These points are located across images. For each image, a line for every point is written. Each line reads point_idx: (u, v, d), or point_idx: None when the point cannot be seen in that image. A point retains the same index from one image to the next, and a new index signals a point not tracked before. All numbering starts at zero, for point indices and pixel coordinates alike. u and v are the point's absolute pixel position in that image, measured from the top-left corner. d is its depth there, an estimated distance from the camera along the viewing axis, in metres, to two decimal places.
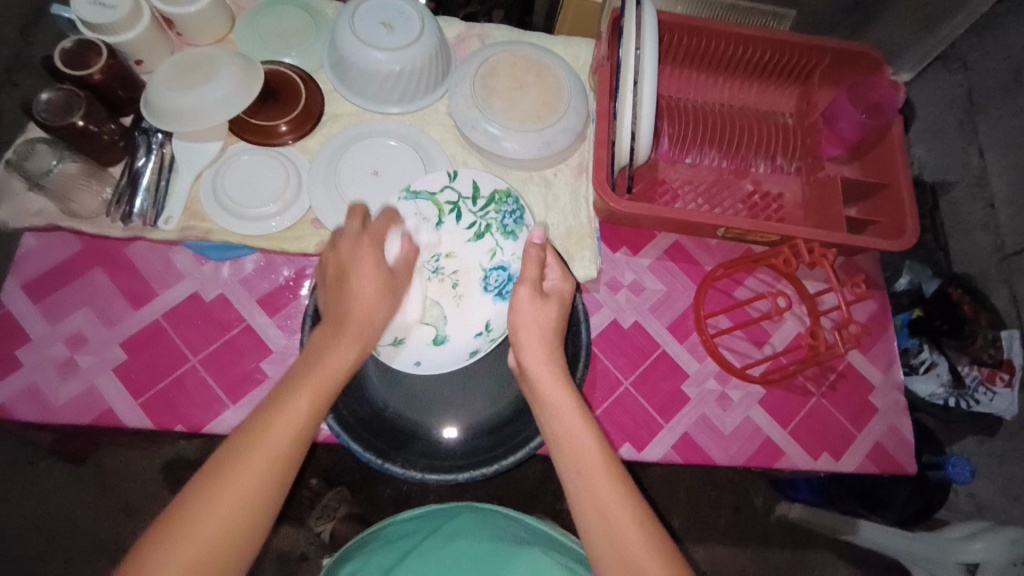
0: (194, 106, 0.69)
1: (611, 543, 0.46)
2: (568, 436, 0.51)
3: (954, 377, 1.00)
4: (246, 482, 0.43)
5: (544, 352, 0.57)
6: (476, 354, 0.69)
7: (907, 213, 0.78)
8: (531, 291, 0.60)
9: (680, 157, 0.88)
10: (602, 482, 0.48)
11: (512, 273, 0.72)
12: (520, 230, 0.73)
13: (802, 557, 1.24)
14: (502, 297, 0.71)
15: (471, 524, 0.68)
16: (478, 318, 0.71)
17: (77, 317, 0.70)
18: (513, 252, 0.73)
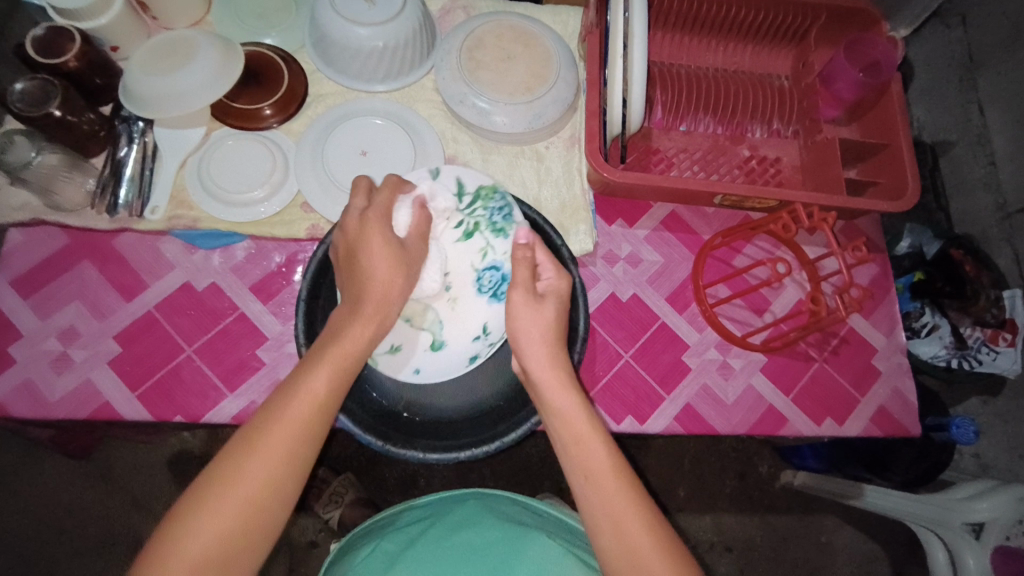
0: (173, 91, 0.67)
1: (619, 534, 0.46)
2: (580, 458, 0.50)
3: (957, 338, 1.00)
4: (272, 445, 0.44)
5: (552, 368, 0.54)
6: (476, 360, 0.67)
7: (908, 174, 0.77)
8: (524, 293, 0.57)
9: (674, 125, 0.86)
10: (611, 483, 0.48)
11: (505, 273, 0.67)
12: (509, 227, 0.67)
13: (807, 522, 1.25)
14: (497, 298, 0.67)
15: (478, 512, 0.67)
16: (473, 322, 0.67)
17: (69, 311, 0.69)
18: (505, 250, 0.67)
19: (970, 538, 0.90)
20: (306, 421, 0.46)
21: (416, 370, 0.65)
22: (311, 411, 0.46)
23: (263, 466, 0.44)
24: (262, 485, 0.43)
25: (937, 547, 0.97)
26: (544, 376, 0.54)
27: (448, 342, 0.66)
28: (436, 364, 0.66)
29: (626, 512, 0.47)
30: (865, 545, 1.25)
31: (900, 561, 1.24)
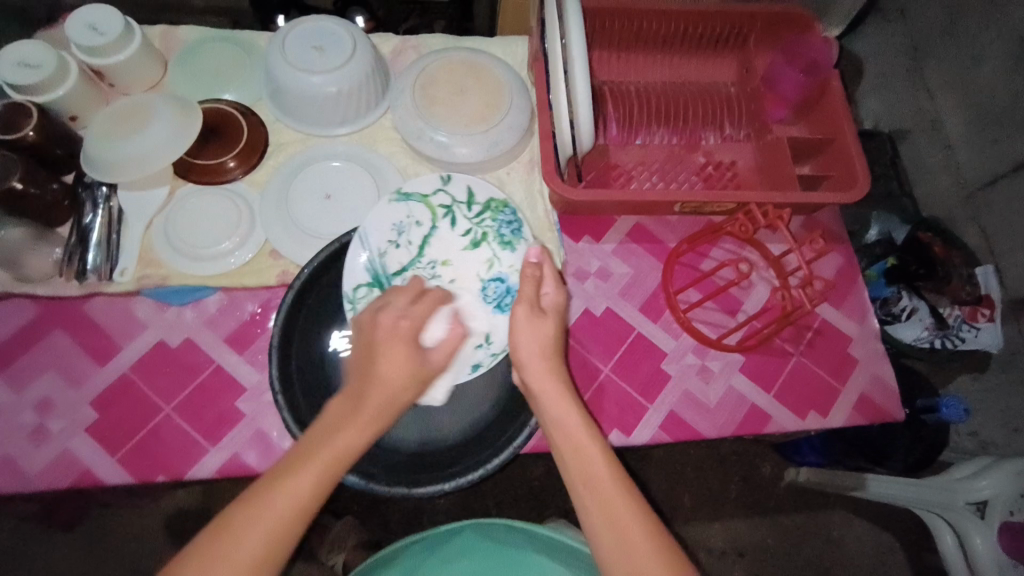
0: (133, 155, 0.69)
1: (614, 545, 0.46)
2: (581, 464, 0.50)
3: (937, 318, 1.02)
4: (246, 545, 0.42)
5: (555, 384, 0.56)
6: (478, 369, 0.67)
7: (856, 164, 0.79)
8: (528, 308, 0.59)
9: (630, 139, 0.88)
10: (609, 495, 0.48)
11: (511, 286, 0.71)
12: (517, 242, 0.73)
13: (815, 519, 1.24)
14: (502, 309, 0.70)
15: (470, 545, 0.65)
16: (477, 328, 0.69)
17: (42, 381, 0.69)
18: (511, 264, 0.72)
19: (976, 517, 0.90)
20: (282, 523, 0.44)
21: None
22: (287, 510, 0.44)
23: (231, 565, 0.42)
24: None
25: (944, 530, 0.96)
26: (545, 390, 0.55)
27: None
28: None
29: (619, 517, 0.47)
30: (878, 536, 1.24)
31: (914, 549, 1.23)
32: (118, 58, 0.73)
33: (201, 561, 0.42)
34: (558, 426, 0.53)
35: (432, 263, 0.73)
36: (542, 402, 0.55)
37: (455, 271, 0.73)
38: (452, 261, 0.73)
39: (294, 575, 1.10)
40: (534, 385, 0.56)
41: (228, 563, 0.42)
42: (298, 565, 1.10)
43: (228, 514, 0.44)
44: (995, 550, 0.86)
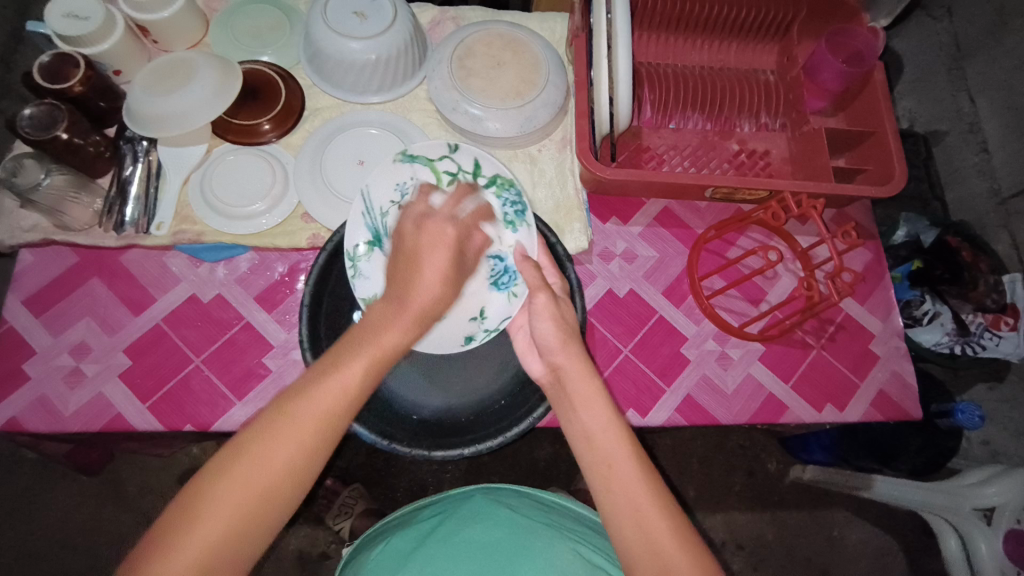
0: (174, 110, 0.70)
1: (631, 522, 0.47)
2: (602, 444, 0.50)
3: (958, 324, 1.00)
4: (289, 441, 0.42)
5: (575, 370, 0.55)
6: (471, 340, 0.69)
7: (894, 159, 0.78)
8: (548, 296, 0.58)
9: (663, 123, 0.88)
10: (629, 473, 0.48)
11: (509, 265, 0.69)
12: (519, 222, 0.69)
13: (818, 516, 1.25)
14: (500, 288, 0.69)
15: (483, 506, 0.65)
16: (472, 303, 0.69)
17: (79, 327, 0.71)
18: (511, 243, 0.68)
19: (982, 524, 0.89)
20: (327, 419, 0.43)
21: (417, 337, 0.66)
22: (334, 406, 0.43)
23: (278, 459, 0.41)
24: (271, 483, 0.41)
25: (950, 535, 0.95)
26: (570, 366, 0.55)
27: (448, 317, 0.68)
28: (436, 335, 0.67)
29: (643, 497, 0.47)
30: (879, 538, 1.24)
31: (913, 554, 1.23)
32: (161, 15, 0.74)
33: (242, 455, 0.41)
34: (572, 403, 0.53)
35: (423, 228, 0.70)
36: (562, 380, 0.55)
37: None
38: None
39: (301, 537, 1.12)
40: (563, 368, 0.55)
41: (279, 454, 0.41)
42: (307, 527, 1.13)
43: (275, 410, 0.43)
44: (999, 555, 0.85)
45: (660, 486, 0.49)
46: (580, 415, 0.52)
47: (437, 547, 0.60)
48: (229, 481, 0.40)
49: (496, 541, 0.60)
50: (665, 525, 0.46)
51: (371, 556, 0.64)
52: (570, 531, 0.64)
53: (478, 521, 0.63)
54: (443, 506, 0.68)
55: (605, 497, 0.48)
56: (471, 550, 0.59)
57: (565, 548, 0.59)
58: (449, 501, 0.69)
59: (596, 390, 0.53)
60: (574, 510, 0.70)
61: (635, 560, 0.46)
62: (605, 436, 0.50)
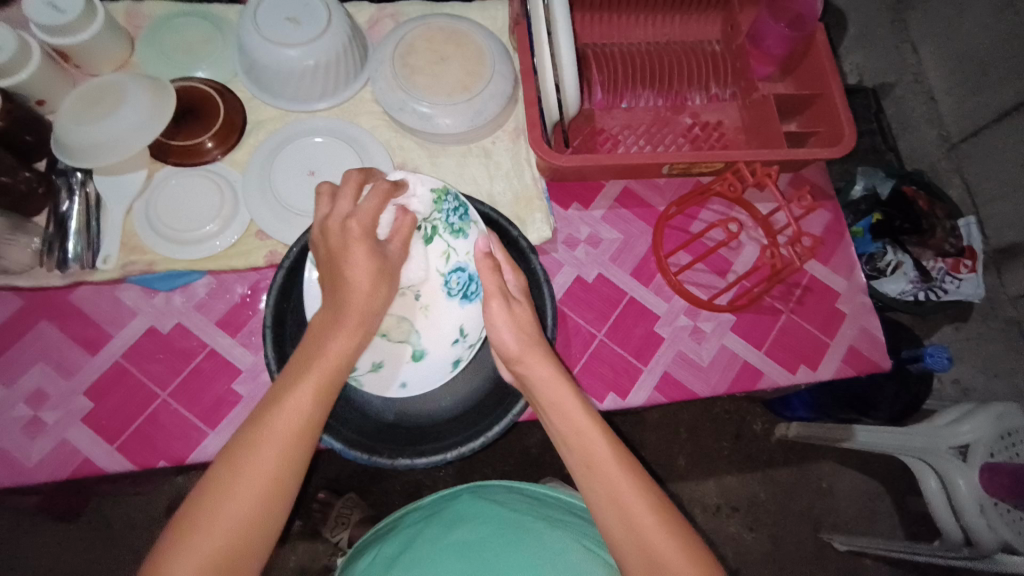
0: (106, 135, 0.66)
1: (615, 511, 0.47)
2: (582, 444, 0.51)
3: (922, 272, 1.02)
4: (256, 461, 0.44)
5: (546, 367, 0.55)
6: (460, 362, 0.67)
7: (842, 118, 0.79)
8: (501, 302, 0.57)
9: (616, 103, 0.87)
10: (612, 468, 0.49)
11: (472, 273, 0.68)
12: (468, 226, 0.67)
13: (805, 470, 1.28)
14: (470, 299, 0.69)
15: (470, 506, 0.64)
16: (449, 327, 0.69)
17: (34, 373, 0.68)
18: (466, 250, 0.68)
19: (958, 461, 0.91)
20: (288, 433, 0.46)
21: (402, 384, 0.66)
22: (294, 420, 0.46)
23: (250, 477, 0.44)
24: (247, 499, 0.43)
25: (928, 475, 0.97)
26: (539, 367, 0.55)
27: (429, 350, 0.68)
28: (420, 374, 0.67)
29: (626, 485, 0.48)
30: (864, 483, 1.28)
31: (898, 494, 1.28)
32: (82, 38, 0.70)
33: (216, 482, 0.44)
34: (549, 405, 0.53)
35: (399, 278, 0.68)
36: (538, 378, 0.55)
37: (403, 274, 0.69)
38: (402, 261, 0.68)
39: (300, 553, 1.11)
40: (533, 368, 0.55)
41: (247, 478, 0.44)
42: (304, 543, 1.11)
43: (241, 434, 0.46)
44: (977, 491, 0.87)
45: (641, 475, 0.49)
46: (556, 423, 0.53)
47: (426, 551, 0.59)
48: (206, 515, 0.43)
49: (485, 539, 0.59)
50: (651, 512, 0.47)
51: (362, 566, 0.63)
52: (559, 520, 0.63)
53: (467, 522, 0.62)
54: (430, 508, 0.67)
55: (590, 490, 0.49)
56: (461, 553, 0.58)
57: (556, 538, 0.59)
58: (435, 504, 0.68)
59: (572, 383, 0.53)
60: (562, 498, 0.69)
61: (621, 547, 0.47)
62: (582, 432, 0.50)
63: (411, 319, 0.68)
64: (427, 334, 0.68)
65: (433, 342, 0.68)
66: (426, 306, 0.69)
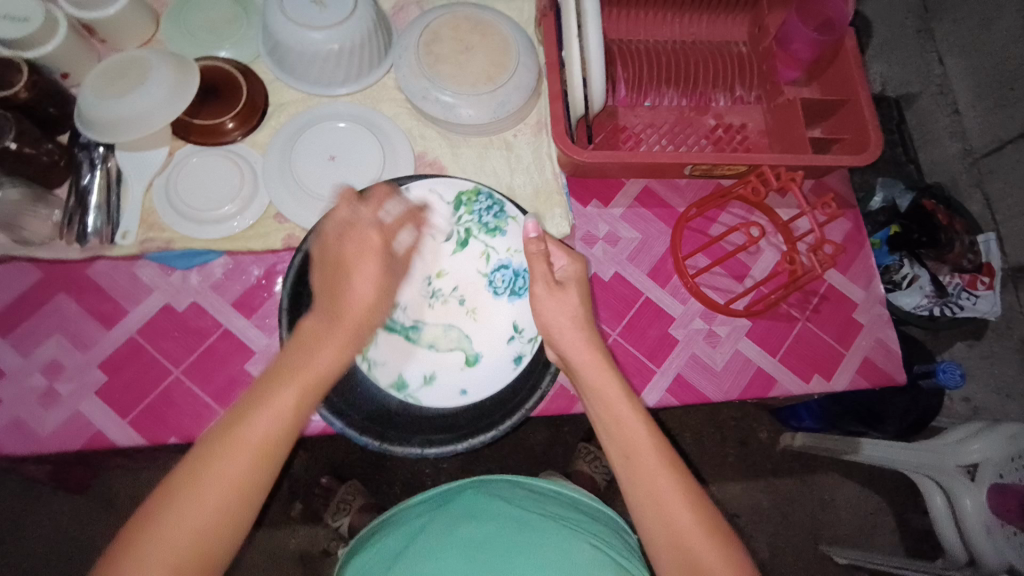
0: (128, 113, 0.66)
1: (651, 509, 0.49)
2: (623, 438, 0.51)
3: (937, 286, 1.00)
4: (219, 485, 0.42)
5: (595, 357, 0.55)
6: (522, 358, 0.69)
7: (869, 126, 0.77)
8: (545, 288, 0.58)
9: (639, 101, 0.86)
10: (653, 468, 0.50)
11: (517, 268, 0.72)
12: (504, 223, 0.72)
13: (810, 481, 1.27)
14: (518, 294, 0.72)
15: (476, 501, 0.61)
16: (503, 326, 0.71)
17: (49, 345, 0.68)
18: (506, 247, 0.73)
19: (966, 479, 0.89)
20: (261, 456, 0.44)
21: (462, 391, 0.68)
22: (269, 440, 0.45)
23: (209, 504, 0.42)
24: (202, 531, 0.41)
25: (935, 492, 0.96)
26: (578, 355, 0.55)
27: (483, 353, 0.70)
28: (477, 379, 0.69)
29: (662, 485, 0.49)
30: (868, 497, 1.27)
31: (901, 510, 1.26)
32: (108, 12, 0.70)
33: (166, 505, 0.41)
34: (595, 393, 0.54)
35: (428, 280, 0.72)
36: (577, 371, 0.55)
37: (453, 279, 0.73)
38: (447, 270, 0.73)
39: (300, 538, 1.12)
40: (574, 359, 0.56)
41: (224, 473, 0.43)
42: (305, 527, 1.12)
43: (200, 449, 0.43)
44: (983, 512, 0.86)
45: (675, 471, 0.50)
46: (601, 412, 0.53)
47: (430, 547, 0.56)
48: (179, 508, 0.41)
49: (492, 534, 0.56)
50: (687, 514, 0.48)
51: (366, 560, 0.61)
52: (569, 519, 0.61)
53: (472, 517, 0.59)
54: (435, 503, 0.65)
55: (628, 485, 0.50)
56: (466, 548, 0.55)
57: (566, 535, 0.56)
58: (440, 498, 0.65)
59: (615, 377, 0.54)
60: (570, 496, 0.67)
61: (654, 542, 0.49)
62: (624, 424, 0.52)
63: (459, 326, 0.72)
64: (479, 339, 0.71)
65: (485, 345, 0.71)
66: (472, 310, 0.72)
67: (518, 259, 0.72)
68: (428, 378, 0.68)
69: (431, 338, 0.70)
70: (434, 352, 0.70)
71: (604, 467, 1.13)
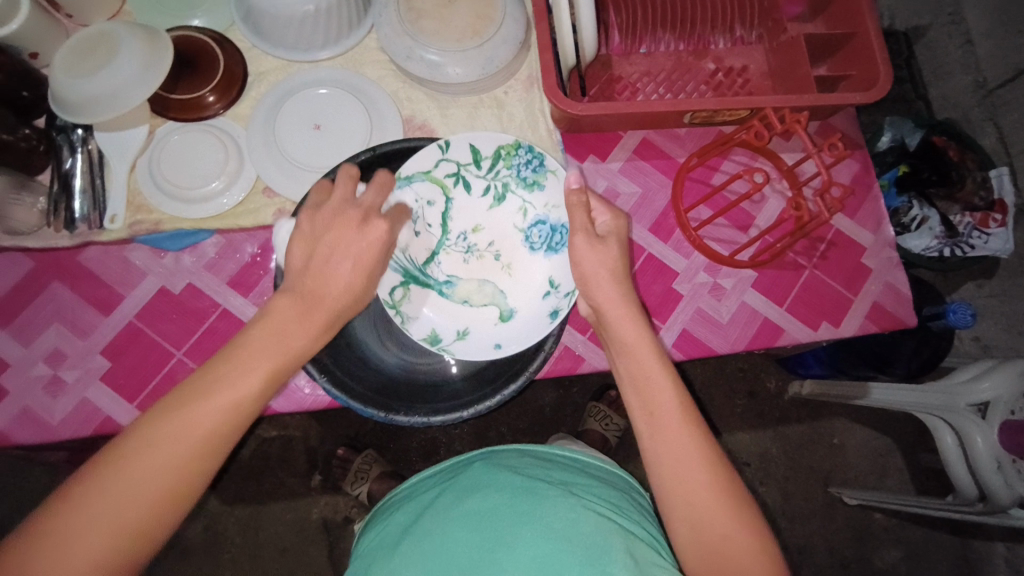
0: (104, 90, 0.63)
1: (665, 456, 0.49)
2: (646, 392, 0.52)
3: (947, 226, 0.97)
4: (173, 451, 0.41)
5: (620, 306, 0.56)
6: (558, 314, 0.67)
7: (878, 61, 0.73)
8: (586, 239, 0.58)
9: (634, 48, 0.82)
10: (671, 420, 0.50)
11: (554, 225, 0.69)
12: (543, 178, 0.69)
13: (819, 427, 1.28)
14: (555, 250, 0.69)
15: (482, 473, 0.60)
16: (539, 280, 0.69)
17: (50, 334, 0.68)
18: (545, 203, 0.70)
19: (976, 417, 0.88)
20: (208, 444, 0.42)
21: (496, 345, 0.67)
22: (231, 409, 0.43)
23: (162, 467, 0.40)
24: (137, 520, 0.40)
25: (944, 431, 0.95)
26: (611, 306, 0.56)
27: (517, 310, 0.69)
28: (512, 333, 0.67)
29: (679, 436, 0.49)
30: (877, 440, 1.28)
31: (910, 450, 1.27)
32: None
33: (110, 476, 0.40)
34: (621, 344, 0.55)
35: (464, 234, 0.71)
36: (608, 321, 0.56)
37: (490, 235, 0.71)
38: (483, 225, 0.71)
39: (322, 506, 1.14)
40: (607, 311, 0.56)
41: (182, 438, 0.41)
42: (325, 496, 1.14)
43: (138, 426, 0.41)
44: (994, 447, 0.85)
45: (696, 429, 0.50)
46: (626, 364, 0.54)
47: (436, 524, 0.56)
48: (131, 464, 0.40)
49: (495, 505, 0.56)
50: (700, 460, 0.49)
51: (377, 534, 0.62)
52: (577, 485, 0.59)
53: (478, 491, 0.58)
54: (445, 476, 0.64)
55: (643, 434, 0.51)
56: (471, 521, 0.55)
57: (575, 504, 0.55)
58: (448, 473, 0.65)
59: (639, 329, 0.55)
60: (577, 461, 0.67)
61: (662, 488, 0.50)
62: (649, 380, 0.52)
63: (493, 281, 0.70)
64: (515, 294, 0.69)
65: (520, 300, 0.69)
66: (508, 265, 0.70)
67: (558, 215, 0.69)
68: (461, 333, 0.68)
69: (465, 293, 0.69)
70: (469, 308, 0.69)
71: (615, 424, 1.14)
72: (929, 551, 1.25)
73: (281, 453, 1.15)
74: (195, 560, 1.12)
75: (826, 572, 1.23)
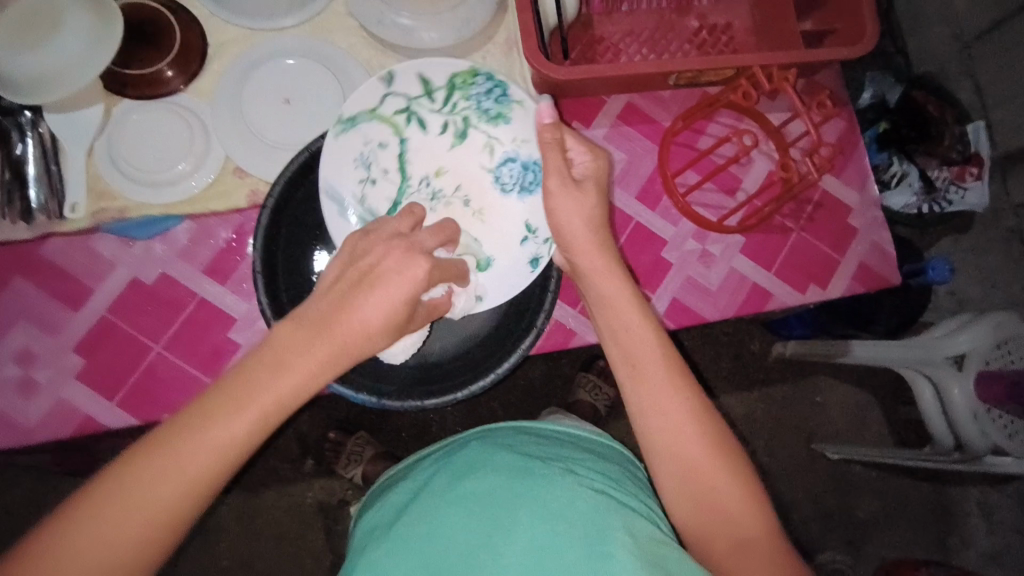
0: (52, 65, 0.59)
1: (650, 412, 0.52)
2: (628, 346, 0.54)
3: (926, 183, 0.97)
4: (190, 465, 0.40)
5: (604, 262, 0.56)
6: (539, 260, 0.65)
7: (866, 16, 0.71)
8: (560, 182, 0.57)
9: (614, 8, 0.79)
10: (657, 376, 0.52)
11: (525, 161, 0.66)
12: (507, 109, 0.66)
13: (803, 386, 1.30)
14: (530, 190, 0.66)
15: (482, 451, 0.59)
16: (517, 223, 0.66)
17: (17, 332, 0.65)
18: (512, 137, 0.66)
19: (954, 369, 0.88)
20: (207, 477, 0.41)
21: (479, 296, 0.64)
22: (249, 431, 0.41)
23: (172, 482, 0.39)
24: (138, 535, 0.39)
25: (923, 386, 0.95)
26: (595, 272, 0.57)
27: (494, 257, 0.66)
28: (493, 281, 0.65)
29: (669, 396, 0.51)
30: (858, 395, 1.31)
31: (890, 403, 1.31)
32: None
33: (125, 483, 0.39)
34: (605, 302, 0.56)
35: (426, 180, 0.67)
36: (588, 281, 0.58)
37: (455, 178, 0.68)
38: (446, 168, 0.68)
39: (318, 489, 1.14)
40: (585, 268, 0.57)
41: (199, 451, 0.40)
42: (320, 480, 1.14)
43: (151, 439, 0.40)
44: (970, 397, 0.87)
45: (679, 385, 0.52)
46: (612, 321, 0.55)
47: (433, 501, 0.55)
48: (149, 473, 0.39)
49: (498, 486, 0.55)
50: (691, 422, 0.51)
51: (377, 512, 0.62)
52: (573, 462, 0.59)
53: (478, 470, 0.57)
54: (443, 454, 0.63)
55: (628, 389, 0.53)
56: (473, 500, 0.54)
57: (574, 483, 0.54)
58: (445, 452, 0.64)
59: (621, 286, 0.56)
60: (574, 435, 0.67)
61: (649, 443, 0.52)
62: (631, 334, 0.54)
63: (466, 228, 0.66)
64: (491, 242, 0.66)
65: (497, 248, 0.66)
66: (479, 211, 0.67)
67: (527, 150, 0.66)
68: None
69: None
70: None
71: (604, 393, 1.15)
72: (909, 499, 1.29)
73: (272, 440, 1.14)
74: (193, 549, 1.11)
75: (811, 523, 1.28)
